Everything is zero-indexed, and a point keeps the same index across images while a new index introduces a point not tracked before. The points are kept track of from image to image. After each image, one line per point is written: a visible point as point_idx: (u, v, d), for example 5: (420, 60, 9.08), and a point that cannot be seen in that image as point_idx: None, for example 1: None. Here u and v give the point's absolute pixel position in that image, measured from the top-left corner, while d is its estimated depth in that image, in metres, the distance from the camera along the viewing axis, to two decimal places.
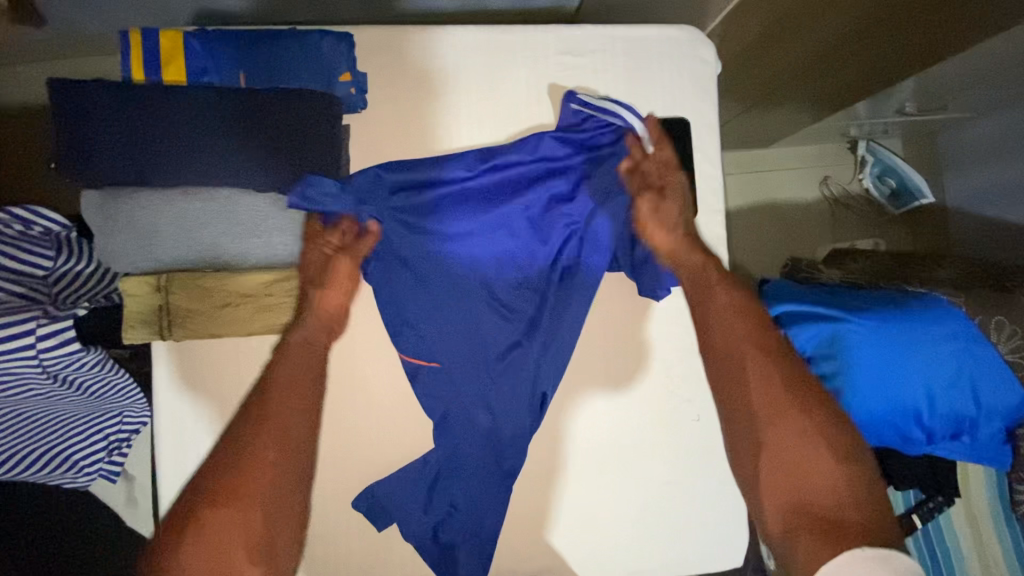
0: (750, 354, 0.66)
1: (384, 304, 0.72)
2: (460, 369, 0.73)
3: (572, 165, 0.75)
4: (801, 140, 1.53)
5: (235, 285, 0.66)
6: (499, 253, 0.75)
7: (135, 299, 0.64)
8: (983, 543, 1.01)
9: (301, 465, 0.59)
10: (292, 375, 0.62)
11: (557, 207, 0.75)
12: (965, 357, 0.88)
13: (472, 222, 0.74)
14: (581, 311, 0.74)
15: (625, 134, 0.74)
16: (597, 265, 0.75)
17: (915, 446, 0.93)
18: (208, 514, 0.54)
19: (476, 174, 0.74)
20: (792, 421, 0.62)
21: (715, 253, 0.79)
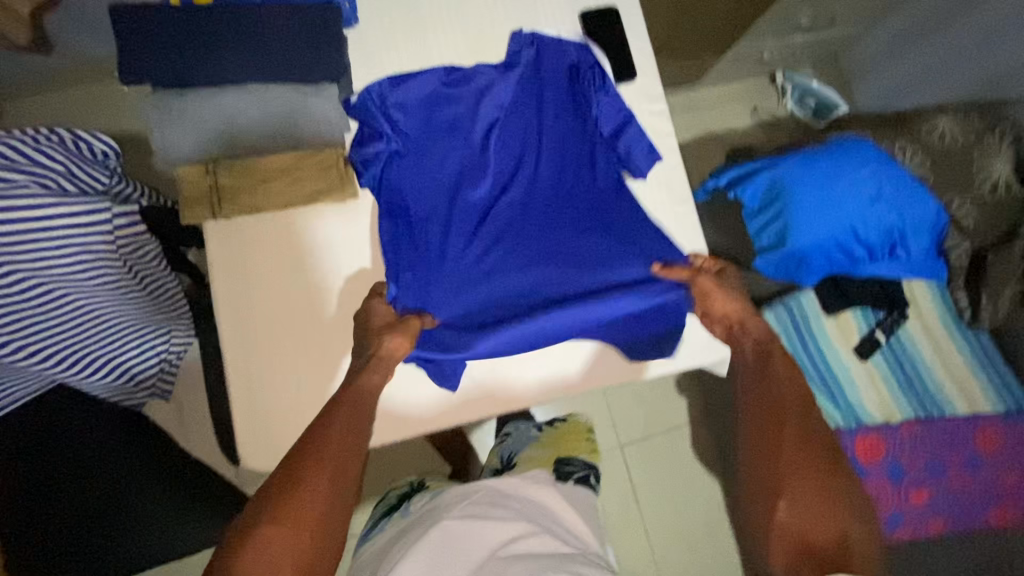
0: (793, 415, 0.75)
1: (391, 217, 0.83)
2: (451, 257, 0.85)
3: (529, 79, 0.91)
4: (727, 75, 1.76)
5: (269, 163, 0.79)
6: (470, 158, 0.89)
7: (190, 183, 0.78)
8: (943, 350, 1.16)
9: (344, 502, 0.66)
10: (339, 434, 0.70)
11: (519, 117, 0.90)
12: (881, 178, 1.06)
13: (443, 135, 0.87)
14: (551, 202, 0.90)
15: (580, 48, 0.91)
16: (583, 189, 0.90)
17: (863, 267, 1.09)
18: (268, 531, 0.60)
19: (441, 92, 0.88)
20: (787, 434, 0.73)
21: (657, 106, 0.95)
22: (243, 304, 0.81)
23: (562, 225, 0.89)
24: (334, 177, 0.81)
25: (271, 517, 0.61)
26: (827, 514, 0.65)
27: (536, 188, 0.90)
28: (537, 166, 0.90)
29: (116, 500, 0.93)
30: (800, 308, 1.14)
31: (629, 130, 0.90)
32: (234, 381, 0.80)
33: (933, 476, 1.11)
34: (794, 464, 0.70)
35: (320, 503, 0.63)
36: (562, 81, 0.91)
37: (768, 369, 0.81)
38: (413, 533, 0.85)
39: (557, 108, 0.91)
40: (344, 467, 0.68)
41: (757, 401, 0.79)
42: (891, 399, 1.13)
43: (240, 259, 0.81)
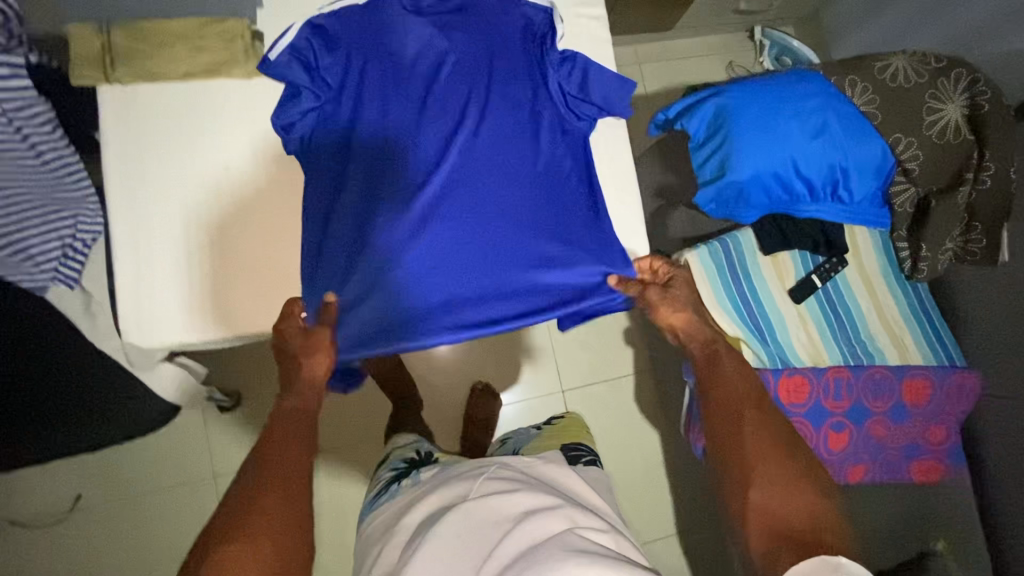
0: (751, 411, 0.74)
1: (328, 187, 0.80)
2: (387, 223, 0.79)
3: (476, 36, 0.85)
4: (703, 25, 1.72)
5: (168, 28, 0.75)
6: (401, 116, 0.81)
7: (81, 41, 0.74)
8: (878, 299, 1.15)
9: (298, 500, 0.64)
10: (280, 454, 0.67)
11: (455, 70, 0.84)
12: (827, 111, 1.02)
13: (373, 86, 0.81)
14: (494, 169, 0.82)
15: (540, 11, 0.86)
16: (533, 160, 0.84)
17: (804, 206, 1.07)
18: (222, 555, 0.57)
19: (358, 40, 0.81)
20: (752, 428, 0.72)
21: (595, 13, 0.91)
22: (141, 179, 0.78)
23: (513, 200, 0.82)
24: (238, 48, 0.78)
25: (228, 542, 0.58)
26: (798, 510, 0.64)
27: (490, 156, 0.83)
28: (483, 125, 0.83)
29: (33, 388, 0.95)
30: (737, 245, 1.11)
31: (589, 83, 0.86)
32: (124, 255, 0.77)
33: (857, 421, 1.10)
34: (759, 457, 0.69)
35: (273, 517, 0.61)
36: (517, 45, 0.86)
37: (717, 366, 0.80)
38: (425, 511, 0.75)
39: (508, 64, 0.86)
40: (290, 466, 0.66)
41: (716, 397, 0.77)
42: (822, 344, 1.12)
43: (136, 128, 0.78)
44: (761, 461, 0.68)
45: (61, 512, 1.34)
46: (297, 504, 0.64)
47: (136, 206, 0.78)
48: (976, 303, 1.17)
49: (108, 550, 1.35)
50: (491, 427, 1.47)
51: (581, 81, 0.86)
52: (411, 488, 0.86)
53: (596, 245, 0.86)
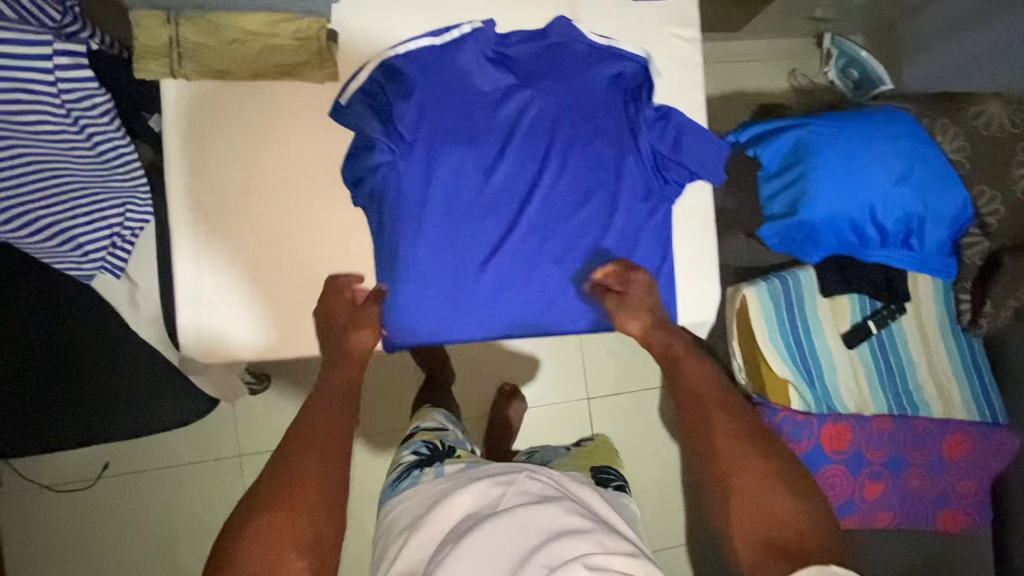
0: (720, 413, 0.70)
1: (400, 241, 0.77)
2: (466, 283, 0.79)
3: (560, 85, 0.80)
4: (771, 27, 1.61)
5: (241, 22, 0.69)
6: (481, 169, 0.79)
7: (146, 30, 0.68)
8: (930, 350, 1.12)
9: (338, 475, 0.64)
10: (326, 426, 0.67)
11: (535, 120, 0.80)
12: (914, 157, 0.97)
13: (449, 131, 0.78)
14: (569, 235, 0.81)
15: (635, 61, 0.80)
16: (603, 224, 0.81)
17: (871, 250, 1.03)
18: (262, 526, 0.58)
19: (430, 78, 0.76)
20: (723, 436, 0.67)
21: (690, 35, 0.84)
22: (201, 185, 0.74)
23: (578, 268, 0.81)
24: (311, 51, 0.72)
25: (263, 506, 0.60)
26: (778, 517, 0.61)
27: (561, 218, 0.81)
28: (561, 182, 0.81)
29: (83, 375, 0.94)
30: (798, 284, 1.07)
31: (678, 142, 0.81)
32: (183, 264, 0.74)
33: (893, 472, 1.09)
34: (735, 461, 0.66)
35: (313, 489, 0.61)
36: (610, 100, 0.81)
37: (679, 369, 0.76)
38: (452, 509, 0.73)
39: (596, 117, 0.81)
40: (333, 437, 0.67)
41: (684, 392, 0.73)
42: (867, 390, 1.10)
43: (200, 131, 0.73)
44: (738, 467, 0.65)
45: (88, 478, 1.36)
46: (334, 477, 0.63)
47: (197, 214, 0.74)
48: None
49: (133, 519, 1.37)
50: (515, 429, 1.47)
51: (675, 141, 0.81)
52: (432, 481, 0.81)
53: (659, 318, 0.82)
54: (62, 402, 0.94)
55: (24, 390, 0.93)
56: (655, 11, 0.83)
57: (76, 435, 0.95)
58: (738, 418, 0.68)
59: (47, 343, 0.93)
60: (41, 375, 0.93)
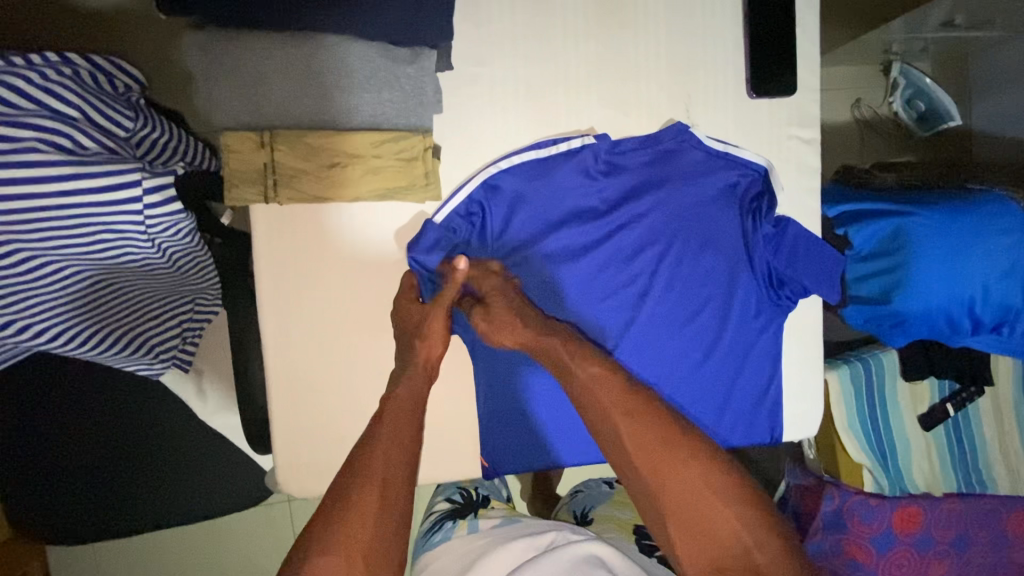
0: (621, 416, 0.62)
1: (501, 364, 0.74)
2: (568, 405, 0.76)
3: (672, 192, 0.74)
4: (839, 59, 1.51)
5: (342, 144, 0.63)
6: (587, 284, 0.75)
7: (238, 155, 0.61)
8: (1003, 431, 1.11)
9: (402, 516, 0.54)
10: (389, 441, 0.59)
11: (645, 232, 0.75)
12: (1020, 249, 0.92)
13: (558, 246, 0.73)
14: (675, 353, 0.77)
15: (753, 170, 0.75)
16: (711, 341, 0.78)
17: (962, 338, 0.99)
18: (315, 566, 0.49)
19: (539, 191, 0.72)
20: (634, 449, 0.60)
21: (810, 136, 0.77)
22: (292, 312, 0.68)
23: (684, 388, 0.77)
24: (417, 172, 0.66)
25: (321, 546, 0.50)
26: (718, 535, 0.56)
27: (666, 337, 0.77)
28: (668, 297, 0.76)
29: (149, 466, 0.89)
30: (880, 367, 1.04)
31: (797, 257, 0.75)
32: (276, 397, 0.69)
33: (957, 552, 1.09)
34: (660, 478, 0.58)
35: (376, 535, 0.52)
36: (726, 210, 0.76)
37: (572, 375, 0.65)
38: (489, 566, 0.79)
39: (708, 227, 0.76)
40: (395, 453, 0.58)
41: (586, 407, 0.65)
42: (938, 471, 1.10)
43: (293, 255, 0.67)
44: (668, 488, 0.58)
45: None
46: (397, 515, 0.54)
47: (288, 344, 0.69)
48: None
49: None
50: None
51: (790, 256, 0.76)
52: (467, 537, 0.88)
53: (762, 435, 0.79)
54: (131, 495, 0.89)
55: (91, 488, 0.88)
56: (774, 110, 0.76)
57: (141, 522, 0.90)
58: (642, 427, 0.61)
59: (112, 439, 0.88)
60: (108, 472, 0.88)
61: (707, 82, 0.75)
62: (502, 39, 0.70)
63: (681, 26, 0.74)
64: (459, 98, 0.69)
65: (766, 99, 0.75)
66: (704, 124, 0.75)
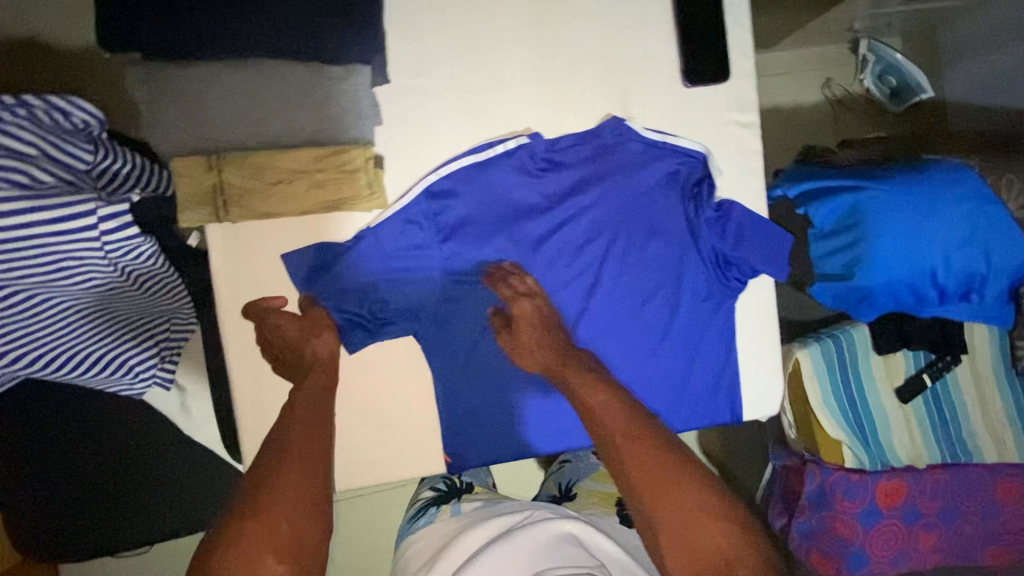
0: (624, 441, 0.65)
1: (455, 363, 0.76)
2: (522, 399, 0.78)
3: (613, 184, 0.76)
4: (803, 41, 1.50)
5: (285, 162, 0.66)
6: (535, 278, 0.77)
7: (187, 179, 0.64)
8: (984, 398, 1.11)
9: (319, 487, 0.62)
10: (303, 425, 0.66)
11: (589, 225, 0.77)
12: (976, 217, 0.93)
13: (500, 243, 0.75)
14: (627, 341, 0.78)
15: (693, 157, 0.77)
16: (665, 327, 0.79)
17: (930, 308, 0.99)
18: (241, 531, 0.55)
19: (478, 195, 0.74)
20: (634, 470, 0.63)
21: (749, 119, 0.79)
22: (250, 323, 0.71)
23: (642, 374, 0.79)
24: (359, 183, 0.68)
25: (250, 513, 0.57)
26: (707, 550, 0.58)
27: (619, 325, 0.78)
28: (616, 287, 0.78)
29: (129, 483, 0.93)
30: (850, 342, 1.05)
31: (742, 238, 0.77)
32: (243, 408, 0.72)
33: (946, 523, 1.09)
34: (658, 499, 0.61)
35: (296, 499, 0.59)
36: (668, 198, 0.77)
37: (585, 401, 0.70)
38: (467, 546, 0.82)
39: (651, 215, 0.77)
40: (311, 432, 0.66)
41: (595, 431, 0.68)
42: (921, 443, 1.09)
43: (247, 269, 0.70)
44: (662, 506, 0.61)
45: None
46: (316, 487, 0.62)
47: (248, 356, 0.71)
48: None
49: None
50: None
51: (736, 238, 0.77)
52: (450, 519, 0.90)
53: (721, 415, 0.81)
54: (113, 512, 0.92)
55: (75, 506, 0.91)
56: (711, 97, 0.78)
57: (138, 536, 0.94)
58: (644, 448, 0.64)
59: (94, 460, 0.91)
60: (89, 493, 0.91)
61: (642, 74, 0.77)
62: (435, 48, 0.73)
63: (613, 22, 0.76)
64: (400, 107, 0.72)
65: (700, 87, 0.77)
66: (641, 116, 0.77)
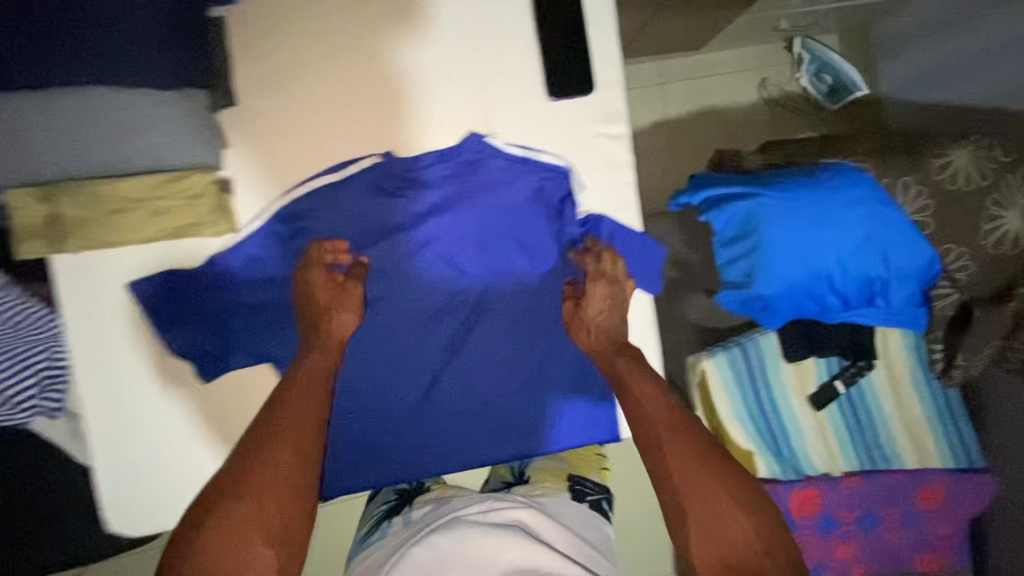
0: (666, 433, 0.68)
1: None
2: (392, 421, 0.78)
3: (474, 202, 0.75)
4: (735, 41, 1.45)
5: (123, 191, 0.66)
6: (397, 300, 0.76)
7: (21, 212, 0.64)
8: (904, 404, 1.08)
9: (310, 472, 0.62)
10: (297, 403, 0.64)
11: (451, 244, 0.76)
12: (872, 221, 0.89)
13: (353, 267, 0.73)
14: (494, 359, 0.79)
15: (557, 172, 0.75)
16: (539, 347, 0.79)
17: (832, 314, 0.96)
18: (230, 506, 0.56)
19: (331, 218, 0.72)
20: (673, 452, 0.65)
21: (616, 131, 0.77)
22: (98, 354, 0.70)
23: (513, 393, 0.79)
24: (203, 210, 0.68)
25: (236, 493, 0.57)
26: (732, 536, 0.60)
27: (491, 344, 0.79)
28: (482, 306, 0.78)
29: None
30: (758, 351, 1.04)
31: (607, 255, 0.77)
32: (98, 439, 0.71)
33: (864, 530, 1.07)
34: (690, 485, 0.63)
35: (282, 480, 0.59)
36: (532, 214, 0.76)
37: (633, 389, 0.73)
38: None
39: (516, 233, 0.77)
40: (309, 409, 0.65)
41: (637, 414, 0.71)
42: (837, 451, 1.08)
43: (91, 299, 0.69)
44: (693, 492, 0.63)
45: None
46: (308, 470, 0.62)
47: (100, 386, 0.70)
48: (1008, 414, 1.03)
49: None
50: None
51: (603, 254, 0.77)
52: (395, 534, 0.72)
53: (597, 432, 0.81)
54: None
55: None
56: (575, 109, 0.76)
57: None
58: (687, 436, 0.66)
59: None
60: None
61: (502, 88, 0.75)
62: (283, 68, 0.71)
63: (472, 36, 0.75)
64: (249, 129, 0.71)
65: (563, 100, 0.76)
66: (503, 131, 0.75)
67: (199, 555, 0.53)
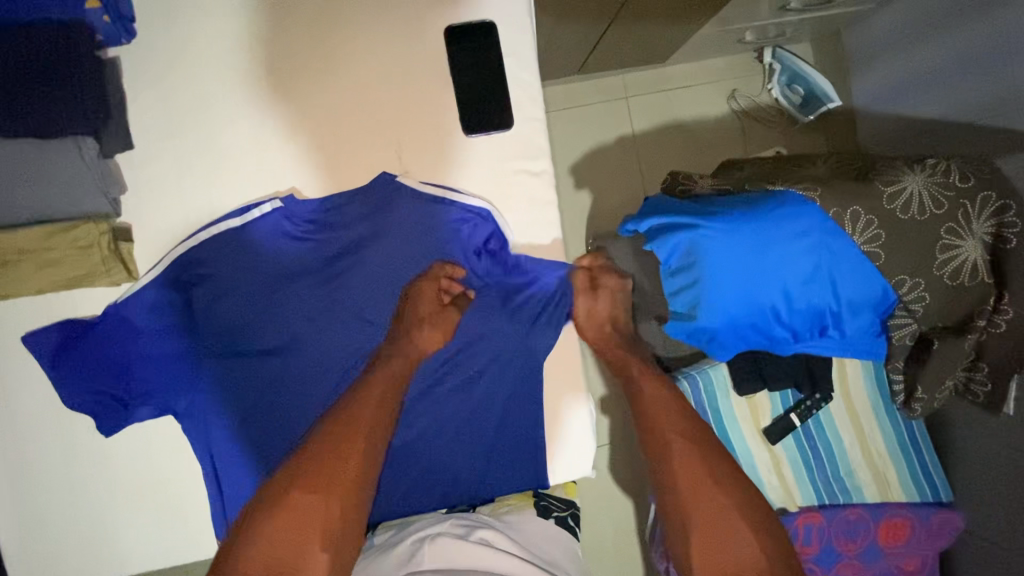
0: (678, 439, 0.63)
1: (214, 441, 0.70)
2: None
3: (388, 243, 0.72)
4: (698, 52, 1.24)
5: (8, 241, 0.63)
6: (301, 347, 0.72)
7: None
8: (866, 437, 1.03)
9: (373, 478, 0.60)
10: (372, 407, 0.63)
11: (364, 287, 0.73)
12: (823, 252, 0.69)
13: (256, 312, 0.71)
14: (416, 404, 0.75)
15: (476, 213, 0.72)
16: (460, 393, 0.75)
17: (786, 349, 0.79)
18: (295, 498, 0.55)
19: (235, 262, 0.70)
20: (695, 455, 0.61)
21: (540, 167, 0.74)
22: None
23: (433, 441, 0.76)
24: (94, 259, 0.65)
25: (301, 485, 0.56)
26: (738, 551, 0.55)
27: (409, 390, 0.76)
28: None
29: None
30: (710, 382, 1.01)
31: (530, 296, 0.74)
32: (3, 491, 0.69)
33: (824, 567, 1.01)
34: (697, 488, 0.59)
35: (351, 483, 0.57)
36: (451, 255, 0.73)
37: (638, 387, 0.68)
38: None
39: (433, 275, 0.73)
40: (376, 413, 0.63)
41: (641, 412, 0.67)
42: (795, 485, 1.03)
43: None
44: (702, 498, 0.59)
45: None
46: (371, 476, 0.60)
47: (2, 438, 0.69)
48: (978, 450, 0.97)
49: None
50: None
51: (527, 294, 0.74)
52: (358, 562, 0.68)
53: (526, 483, 0.76)
54: None
55: None
56: (495, 146, 0.73)
57: None
58: (693, 441, 0.62)
59: None
60: None
61: (417, 125, 0.72)
62: (187, 110, 0.69)
63: (385, 72, 0.72)
64: (154, 172, 0.69)
65: (482, 137, 0.73)
66: (418, 170, 0.72)
67: (257, 546, 0.53)
